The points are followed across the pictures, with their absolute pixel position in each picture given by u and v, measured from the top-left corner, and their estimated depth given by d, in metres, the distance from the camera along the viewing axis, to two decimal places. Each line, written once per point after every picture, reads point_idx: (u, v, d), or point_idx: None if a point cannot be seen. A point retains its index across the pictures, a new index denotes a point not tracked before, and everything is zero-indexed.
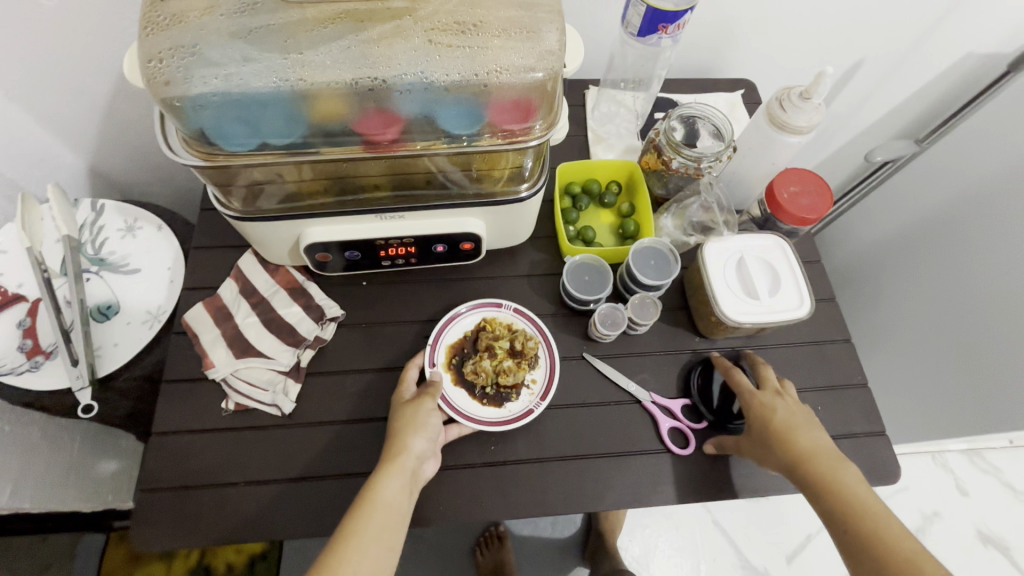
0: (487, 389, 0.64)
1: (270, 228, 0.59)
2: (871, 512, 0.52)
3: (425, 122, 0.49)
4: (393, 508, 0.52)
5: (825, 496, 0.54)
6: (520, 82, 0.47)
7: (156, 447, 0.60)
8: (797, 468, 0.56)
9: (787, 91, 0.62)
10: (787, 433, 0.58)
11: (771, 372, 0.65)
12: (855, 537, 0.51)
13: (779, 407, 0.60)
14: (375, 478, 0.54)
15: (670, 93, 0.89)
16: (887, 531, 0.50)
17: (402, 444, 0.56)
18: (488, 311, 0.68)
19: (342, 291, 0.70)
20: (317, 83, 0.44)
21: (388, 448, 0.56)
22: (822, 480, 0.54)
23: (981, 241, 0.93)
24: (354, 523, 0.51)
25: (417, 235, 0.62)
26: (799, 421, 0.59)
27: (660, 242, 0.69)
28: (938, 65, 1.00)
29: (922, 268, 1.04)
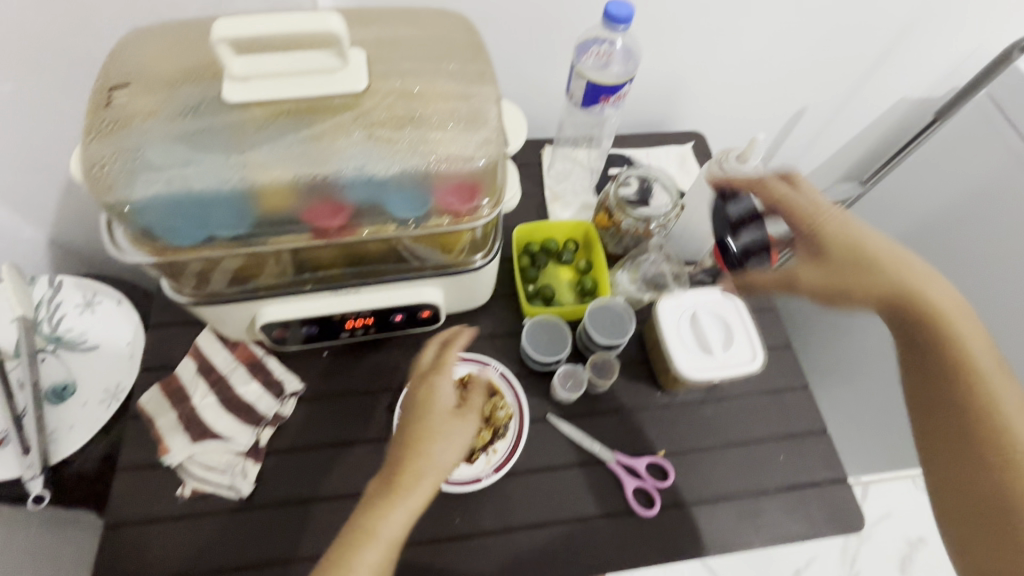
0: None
1: (221, 310, 0.58)
2: (956, 343, 0.55)
3: (373, 208, 0.50)
4: (389, 543, 0.51)
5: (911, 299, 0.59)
6: (463, 169, 0.48)
7: (106, 542, 0.58)
8: (888, 292, 0.60)
9: (726, 154, 0.68)
10: (872, 256, 0.62)
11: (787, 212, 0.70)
12: (936, 361, 0.55)
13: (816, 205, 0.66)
14: (373, 509, 0.52)
15: (624, 148, 0.93)
16: (963, 344, 0.55)
17: (427, 457, 0.54)
18: (476, 367, 0.70)
19: (302, 364, 0.69)
20: (260, 181, 0.45)
21: (404, 457, 0.55)
22: (922, 306, 0.58)
23: (952, 254, 0.92)
24: (348, 557, 0.50)
25: (373, 307, 0.62)
26: (864, 228, 0.63)
27: (614, 302, 0.70)
28: (877, 108, 1.06)
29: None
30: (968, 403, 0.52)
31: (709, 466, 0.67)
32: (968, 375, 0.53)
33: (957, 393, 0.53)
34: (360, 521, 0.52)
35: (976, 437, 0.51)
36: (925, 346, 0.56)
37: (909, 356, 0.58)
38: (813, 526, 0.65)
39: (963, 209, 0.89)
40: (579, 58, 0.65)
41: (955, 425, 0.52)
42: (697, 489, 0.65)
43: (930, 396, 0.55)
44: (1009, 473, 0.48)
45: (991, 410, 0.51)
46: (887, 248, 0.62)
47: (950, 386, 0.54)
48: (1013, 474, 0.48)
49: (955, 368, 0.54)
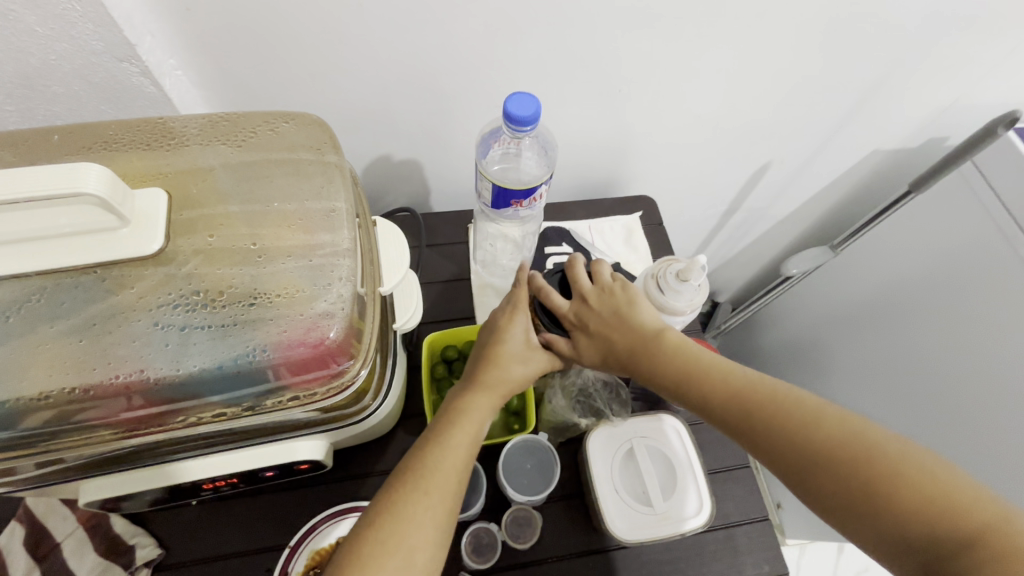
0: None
1: (43, 487, 0.48)
2: (811, 413, 0.43)
3: (193, 398, 0.38)
4: (445, 497, 0.45)
5: (748, 403, 0.45)
6: (303, 351, 0.37)
7: None
8: (731, 393, 0.46)
9: (664, 268, 0.54)
10: (686, 350, 0.50)
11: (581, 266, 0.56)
12: (806, 454, 0.42)
13: (599, 301, 0.54)
14: (424, 457, 0.47)
15: (565, 220, 0.82)
16: (825, 411, 0.43)
17: (456, 423, 0.49)
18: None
19: (162, 518, 0.58)
20: (13, 400, 0.33)
21: (446, 424, 0.49)
22: (761, 400, 0.45)
23: (924, 322, 0.79)
24: (395, 514, 0.43)
25: (234, 473, 0.50)
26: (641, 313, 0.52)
27: (540, 441, 0.60)
28: (848, 160, 0.95)
29: (871, 346, 0.89)
30: (877, 490, 0.39)
31: None
32: (858, 446, 0.40)
33: (853, 480, 0.40)
34: (411, 467, 0.46)
35: (898, 520, 0.38)
36: (789, 442, 0.43)
37: (778, 461, 0.43)
38: None
39: (929, 287, 0.79)
40: (483, 156, 0.61)
41: (868, 505, 0.39)
42: None
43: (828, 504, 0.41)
44: (952, 545, 0.36)
45: (901, 485, 0.38)
46: (677, 340, 0.51)
47: (835, 462, 0.41)
48: (959, 547, 0.36)
49: (839, 444, 0.41)
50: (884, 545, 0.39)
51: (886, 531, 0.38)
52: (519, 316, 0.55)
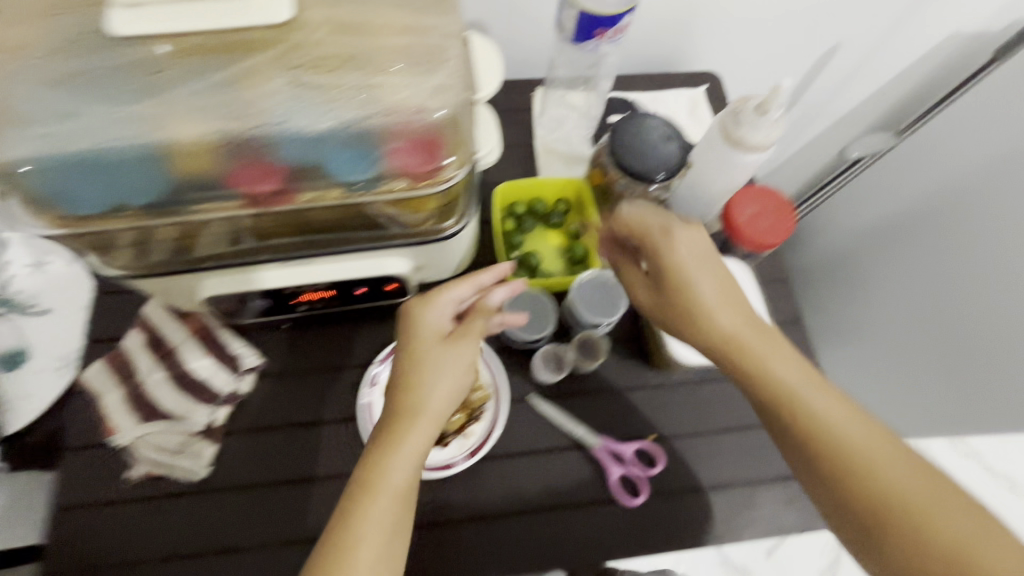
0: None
1: (161, 283, 0.53)
2: (821, 409, 0.45)
3: (316, 170, 0.42)
4: (399, 489, 0.44)
5: (764, 388, 0.47)
6: (417, 122, 0.40)
7: (57, 527, 0.55)
8: (742, 356, 0.48)
9: (742, 103, 0.55)
10: (727, 309, 0.49)
11: (651, 219, 0.52)
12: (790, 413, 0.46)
13: (665, 237, 0.51)
14: (383, 447, 0.45)
15: (630, 90, 0.81)
16: (835, 406, 0.45)
17: (422, 400, 0.47)
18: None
19: (261, 337, 0.64)
20: (171, 137, 0.38)
21: (404, 406, 0.47)
22: (780, 388, 0.46)
23: (965, 246, 0.82)
24: (358, 510, 0.43)
25: (334, 280, 0.56)
26: (693, 257, 0.50)
27: (604, 276, 0.61)
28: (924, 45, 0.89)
29: (894, 266, 0.93)
30: (859, 481, 0.42)
31: (709, 452, 0.62)
32: (856, 495, 0.42)
33: (842, 484, 0.43)
34: (375, 454, 0.45)
35: (868, 510, 0.42)
36: (793, 441, 0.45)
37: (785, 448, 0.46)
38: (810, 521, 0.60)
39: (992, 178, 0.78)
40: None
41: (848, 497, 0.43)
42: (687, 479, 0.61)
43: (796, 456, 0.46)
44: (902, 532, 0.40)
45: (882, 489, 0.42)
46: (716, 290, 0.50)
47: (833, 452, 0.43)
48: (906, 533, 0.40)
49: (843, 476, 0.43)
50: (849, 524, 0.43)
51: (856, 512, 0.42)
52: (486, 271, 0.53)
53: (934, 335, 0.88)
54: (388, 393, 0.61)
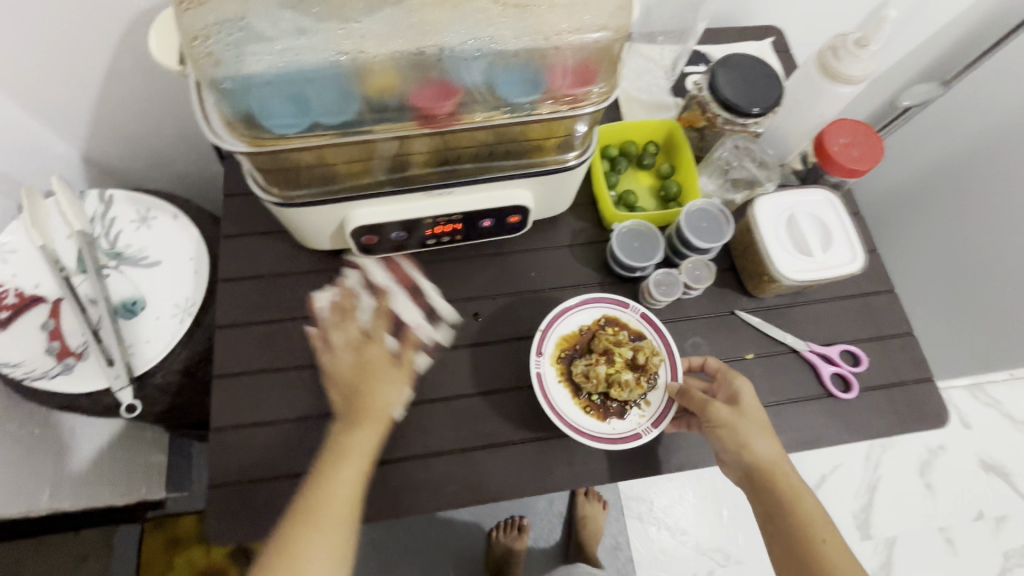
0: (593, 396, 0.62)
1: (311, 210, 0.56)
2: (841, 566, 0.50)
3: (484, 91, 0.47)
4: (367, 458, 0.55)
5: (780, 505, 0.53)
6: (583, 43, 0.45)
7: (215, 445, 0.59)
8: (785, 500, 0.53)
9: (841, 38, 0.60)
10: (786, 490, 0.53)
11: (733, 392, 0.58)
12: (774, 509, 0.53)
13: (748, 431, 0.55)
14: (335, 454, 0.54)
15: (703, 43, 0.83)
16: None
17: (371, 404, 0.58)
18: (613, 310, 0.65)
19: (382, 272, 0.68)
20: (373, 54, 0.42)
21: (354, 416, 0.57)
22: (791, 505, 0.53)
23: (990, 200, 0.96)
24: (321, 497, 0.52)
25: (465, 210, 0.60)
26: (775, 461, 0.54)
27: (710, 204, 0.66)
28: (943, 18, 0.88)
29: (925, 219, 1.07)
30: None
31: (805, 366, 0.67)
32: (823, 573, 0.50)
33: None
34: (327, 461, 0.54)
35: None
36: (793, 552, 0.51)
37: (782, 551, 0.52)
38: (899, 425, 0.66)
39: None
40: None
41: None
42: (785, 391, 0.66)
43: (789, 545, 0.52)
44: None
45: None
46: (792, 473, 0.54)
47: None
48: None
49: None
50: None
51: None
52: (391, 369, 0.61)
53: (957, 276, 1.04)
54: (558, 363, 0.63)
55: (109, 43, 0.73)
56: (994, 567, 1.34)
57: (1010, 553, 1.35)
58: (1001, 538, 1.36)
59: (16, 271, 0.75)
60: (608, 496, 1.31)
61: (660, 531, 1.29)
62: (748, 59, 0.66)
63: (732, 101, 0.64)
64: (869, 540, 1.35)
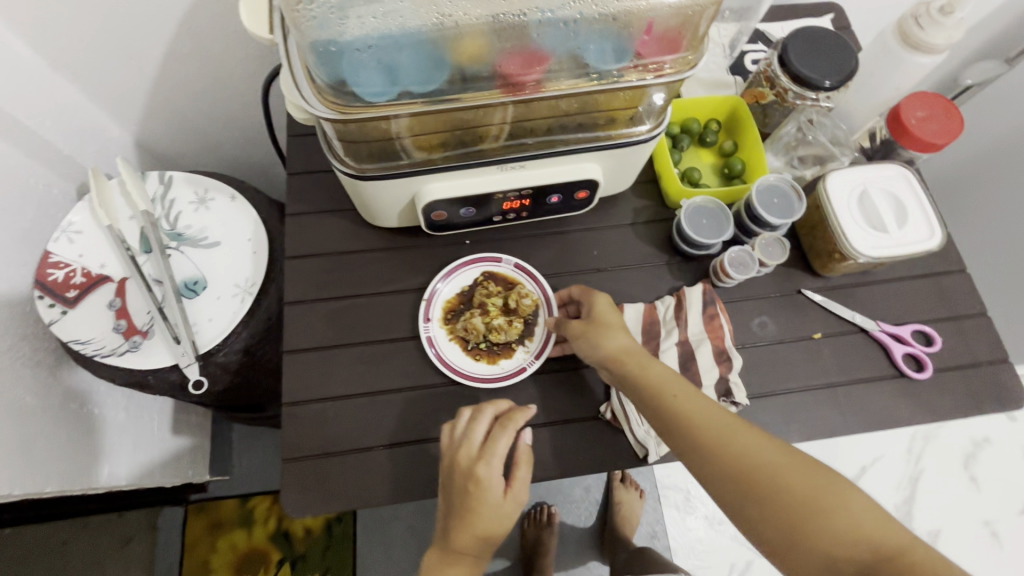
0: (481, 346, 0.63)
1: (386, 184, 0.56)
2: (719, 429, 0.49)
3: (572, 59, 0.46)
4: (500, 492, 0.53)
5: (647, 396, 0.52)
6: (676, 10, 0.45)
7: (288, 418, 0.60)
8: (645, 382, 0.53)
9: (924, 6, 0.58)
10: (640, 374, 0.53)
11: (591, 305, 0.59)
12: (639, 397, 0.53)
13: (597, 330, 0.56)
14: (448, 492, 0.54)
15: (762, 20, 0.81)
16: (741, 433, 0.49)
17: (484, 457, 0.53)
18: (488, 266, 0.66)
19: (446, 250, 0.67)
20: (470, 20, 0.43)
21: (466, 460, 0.53)
22: (649, 391, 0.52)
23: None
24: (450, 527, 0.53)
25: (536, 185, 0.60)
26: (625, 347, 0.55)
27: (780, 180, 0.65)
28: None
29: (985, 195, 1.06)
30: (761, 488, 0.46)
31: (877, 346, 0.66)
32: (733, 467, 0.47)
33: (732, 469, 0.47)
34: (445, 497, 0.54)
35: (759, 506, 0.46)
36: (678, 433, 0.50)
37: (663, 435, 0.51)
38: (975, 408, 0.64)
39: None
40: None
41: (735, 473, 0.47)
42: (856, 370, 0.65)
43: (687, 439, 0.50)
44: (781, 502, 0.45)
45: (782, 490, 0.45)
46: (649, 358, 0.54)
47: (734, 457, 0.47)
48: (776, 499, 0.45)
49: (738, 462, 0.47)
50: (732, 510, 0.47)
51: (740, 515, 0.47)
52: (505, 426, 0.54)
53: None
54: (445, 322, 0.64)
55: (170, 26, 0.73)
56: None
57: None
58: None
59: (83, 251, 0.76)
60: (644, 485, 1.31)
61: (697, 520, 1.28)
62: (821, 31, 0.64)
63: (805, 75, 0.62)
64: None
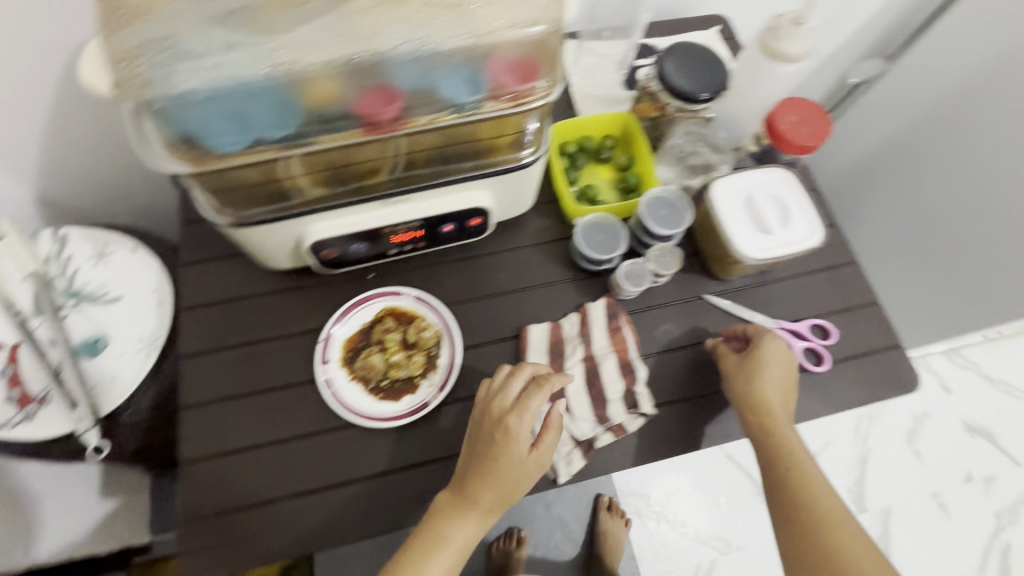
0: (383, 384, 0.62)
1: (265, 229, 0.55)
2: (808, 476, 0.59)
3: (427, 94, 0.47)
4: (527, 451, 0.53)
5: (762, 437, 0.60)
6: (520, 39, 0.46)
7: (186, 478, 0.57)
8: (772, 427, 0.59)
9: (778, 19, 0.61)
10: (767, 409, 0.59)
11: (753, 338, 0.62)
12: (763, 439, 0.60)
13: (756, 364, 0.61)
14: (477, 448, 0.54)
15: (650, 36, 0.84)
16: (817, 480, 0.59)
17: (522, 408, 0.53)
18: (388, 300, 0.65)
19: (347, 287, 0.66)
20: (309, 64, 0.42)
21: (505, 413, 0.54)
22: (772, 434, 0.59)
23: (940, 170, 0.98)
24: (470, 486, 0.53)
25: (424, 216, 0.60)
26: (757, 390, 0.60)
27: (667, 191, 0.67)
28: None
29: (878, 192, 1.11)
30: (831, 532, 0.56)
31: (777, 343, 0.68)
32: (804, 509, 0.58)
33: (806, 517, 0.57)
34: (473, 454, 0.54)
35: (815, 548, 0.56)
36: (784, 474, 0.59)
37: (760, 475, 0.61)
38: (873, 395, 0.66)
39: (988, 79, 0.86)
40: None
41: (808, 518, 0.57)
42: None
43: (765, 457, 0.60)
44: (832, 546, 0.56)
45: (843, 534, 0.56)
46: (776, 402, 0.60)
47: (807, 503, 0.58)
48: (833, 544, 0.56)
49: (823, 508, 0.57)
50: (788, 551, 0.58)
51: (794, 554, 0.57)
52: (539, 388, 0.54)
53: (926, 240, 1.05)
54: (345, 363, 0.62)
55: (46, 80, 0.71)
56: (988, 527, 1.37)
57: (1002, 511, 1.38)
58: (991, 497, 1.39)
59: None
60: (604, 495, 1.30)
61: (660, 525, 1.28)
62: (691, 46, 0.67)
63: (680, 89, 0.64)
64: (865, 513, 1.36)
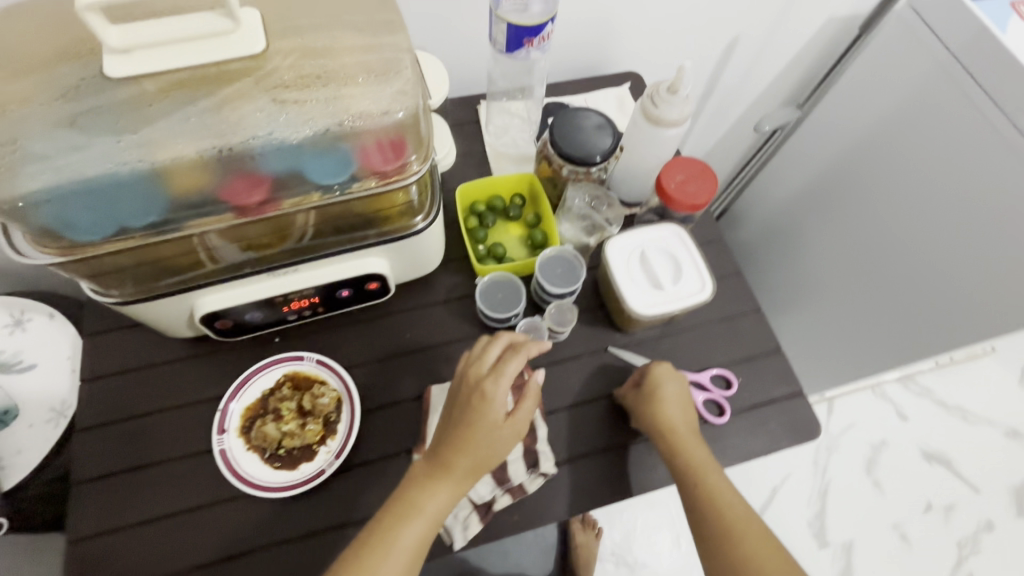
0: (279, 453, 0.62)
1: (152, 305, 0.56)
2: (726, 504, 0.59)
3: (295, 177, 0.49)
4: (500, 421, 0.54)
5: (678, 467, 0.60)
6: (381, 124, 0.47)
7: (72, 558, 0.56)
8: (687, 455, 0.60)
9: (656, 87, 0.65)
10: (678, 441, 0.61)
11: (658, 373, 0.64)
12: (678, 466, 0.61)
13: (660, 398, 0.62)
14: (455, 415, 0.55)
15: (562, 94, 0.87)
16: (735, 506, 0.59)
17: (499, 373, 0.54)
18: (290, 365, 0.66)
19: (252, 353, 0.67)
20: (166, 158, 0.44)
21: (483, 379, 0.54)
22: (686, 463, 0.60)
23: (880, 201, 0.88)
24: (447, 454, 0.54)
25: (317, 285, 0.60)
26: (666, 420, 0.61)
27: (564, 250, 0.69)
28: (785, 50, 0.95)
29: (824, 227, 1.01)
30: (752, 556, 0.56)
31: None
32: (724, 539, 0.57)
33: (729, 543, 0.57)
34: (451, 421, 0.55)
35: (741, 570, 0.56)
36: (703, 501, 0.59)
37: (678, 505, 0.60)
38: (776, 444, 0.67)
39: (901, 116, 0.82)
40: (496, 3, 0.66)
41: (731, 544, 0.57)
42: None
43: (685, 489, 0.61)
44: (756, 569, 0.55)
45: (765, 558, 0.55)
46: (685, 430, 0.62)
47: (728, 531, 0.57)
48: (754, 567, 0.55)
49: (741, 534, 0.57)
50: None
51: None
52: (515, 355, 0.55)
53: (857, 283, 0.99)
54: (242, 433, 0.63)
55: None
56: (951, 558, 1.35)
57: (963, 541, 1.37)
58: (952, 527, 1.38)
59: None
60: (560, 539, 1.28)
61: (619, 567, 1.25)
62: (582, 111, 0.70)
63: (569, 154, 0.67)
64: (826, 548, 1.34)
